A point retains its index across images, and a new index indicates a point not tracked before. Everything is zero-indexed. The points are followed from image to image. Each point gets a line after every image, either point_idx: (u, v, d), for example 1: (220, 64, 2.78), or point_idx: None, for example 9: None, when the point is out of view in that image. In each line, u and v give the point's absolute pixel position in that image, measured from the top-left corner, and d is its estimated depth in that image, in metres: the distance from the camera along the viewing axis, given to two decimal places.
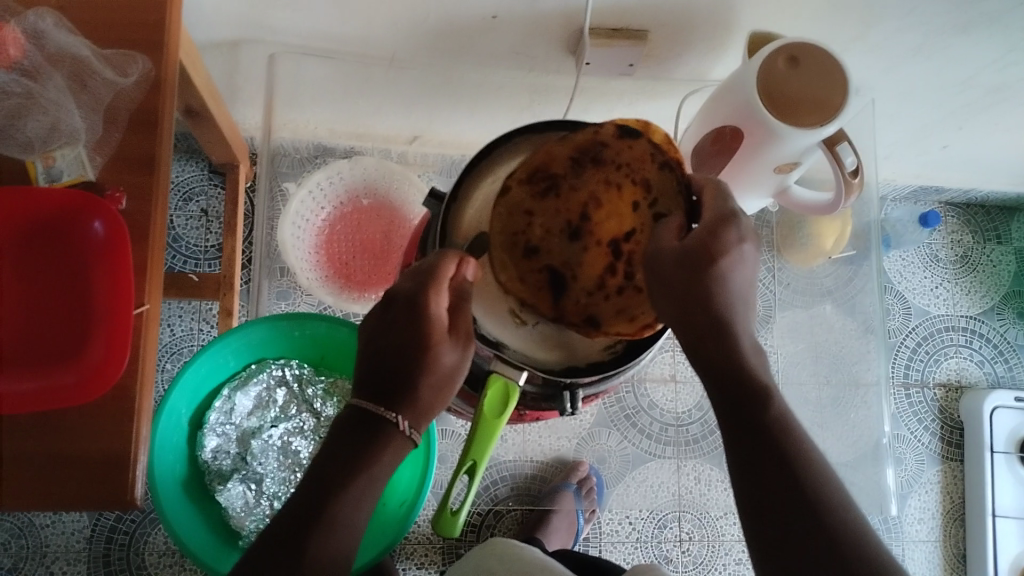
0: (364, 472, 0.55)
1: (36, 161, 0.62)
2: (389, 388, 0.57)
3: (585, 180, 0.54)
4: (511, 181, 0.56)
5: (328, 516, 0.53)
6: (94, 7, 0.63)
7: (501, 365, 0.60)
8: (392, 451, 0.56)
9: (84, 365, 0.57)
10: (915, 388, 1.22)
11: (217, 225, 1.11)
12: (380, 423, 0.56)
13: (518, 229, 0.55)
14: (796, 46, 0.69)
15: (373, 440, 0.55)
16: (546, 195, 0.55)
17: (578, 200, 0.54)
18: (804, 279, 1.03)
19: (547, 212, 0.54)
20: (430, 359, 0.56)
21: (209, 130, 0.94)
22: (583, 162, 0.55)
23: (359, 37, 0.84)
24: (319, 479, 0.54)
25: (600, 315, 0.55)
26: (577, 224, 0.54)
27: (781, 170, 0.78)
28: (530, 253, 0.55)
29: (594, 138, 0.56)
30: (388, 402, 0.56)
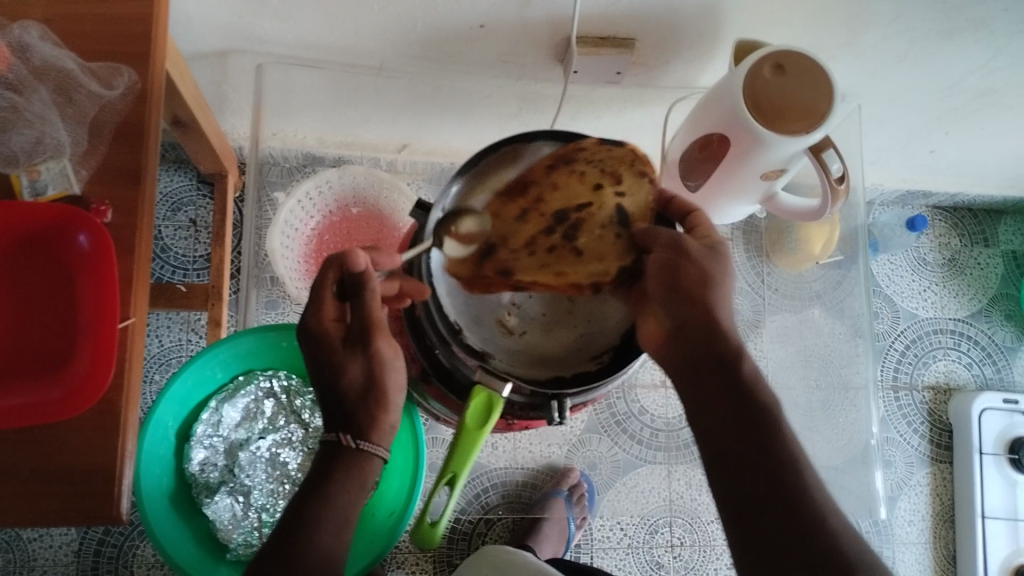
0: (335, 492, 0.59)
1: (22, 175, 0.62)
2: (337, 412, 0.62)
3: (554, 185, 0.65)
4: (490, 169, 0.65)
5: (305, 534, 0.57)
6: (79, 19, 0.62)
7: (484, 376, 0.63)
8: (347, 465, 0.60)
9: (70, 379, 0.57)
10: (903, 391, 1.23)
11: (206, 235, 1.11)
12: (334, 445, 0.61)
13: (482, 209, 0.65)
14: (783, 54, 0.70)
15: (330, 464, 0.60)
16: (514, 181, 0.65)
17: (545, 201, 0.65)
18: (792, 284, 1.05)
19: (515, 208, 0.64)
20: (344, 373, 0.61)
21: (197, 140, 0.94)
22: (557, 162, 0.65)
23: (348, 47, 0.84)
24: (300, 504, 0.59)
25: (522, 270, 0.65)
26: (531, 205, 0.64)
27: (769, 176, 0.78)
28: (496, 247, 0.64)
29: (575, 146, 0.65)
30: (335, 424, 0.61)
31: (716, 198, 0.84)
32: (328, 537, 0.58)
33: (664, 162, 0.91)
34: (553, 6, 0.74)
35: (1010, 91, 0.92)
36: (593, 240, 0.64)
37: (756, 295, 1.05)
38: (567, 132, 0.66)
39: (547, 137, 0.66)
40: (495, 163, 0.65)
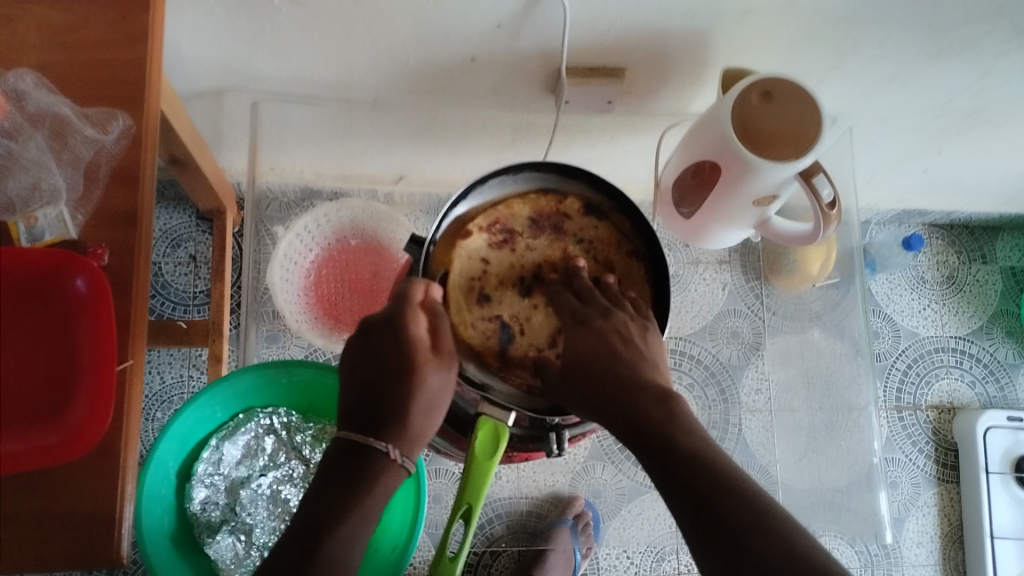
0: (359, 506, 0.53)
1: (19, 222, 0.62)
2: (372, 415, 0.56)
3: (540, 244, 0.67)
4: (472, 227, 0.66)
5: (320, 560, 0.51)
6: (75, 65, 0.63)
7: (489, 408, 0.60)
8: (387, 479, 0.55)
9: (67, 423, 0.57)
10: (907, 410, 1.22)
11: (206, 270, 1.12)
12: (372, 452, 0.55)
13: (472, 273, 0.66)
14: (767, 82, 0.70)
15: (369, 473, 0.54)
16: (501, 246, 0.67)
17: (531, 259, 0.67)
18: (790, 304, 1.09)
19: (501, 261, 0.66)
20: (416, 383, 0.57)
21: (195, 177, 0.95)
22: (542, 227, 0.68)
23: (342, 82, 0.85)
24: (313, 524, 0.52)
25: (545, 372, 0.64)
26: (529, 281, 0.66)
27: (761, 202, 0.78)
28: (488, 301, 0.66)
29: (559, 209, 0.69)
30: (376, 430, 0.56)
31: (710, 224, 0.85)
32: (342, 560, 0.52)
33: (658, 189, 0.91)
34: (541, 38, 0.75)
35: (999, 109, 0.93)
36: None
37: (757, 317, 1.13)
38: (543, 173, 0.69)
39: (531, 181, 0.68)
40: (481, 213, 0.67)
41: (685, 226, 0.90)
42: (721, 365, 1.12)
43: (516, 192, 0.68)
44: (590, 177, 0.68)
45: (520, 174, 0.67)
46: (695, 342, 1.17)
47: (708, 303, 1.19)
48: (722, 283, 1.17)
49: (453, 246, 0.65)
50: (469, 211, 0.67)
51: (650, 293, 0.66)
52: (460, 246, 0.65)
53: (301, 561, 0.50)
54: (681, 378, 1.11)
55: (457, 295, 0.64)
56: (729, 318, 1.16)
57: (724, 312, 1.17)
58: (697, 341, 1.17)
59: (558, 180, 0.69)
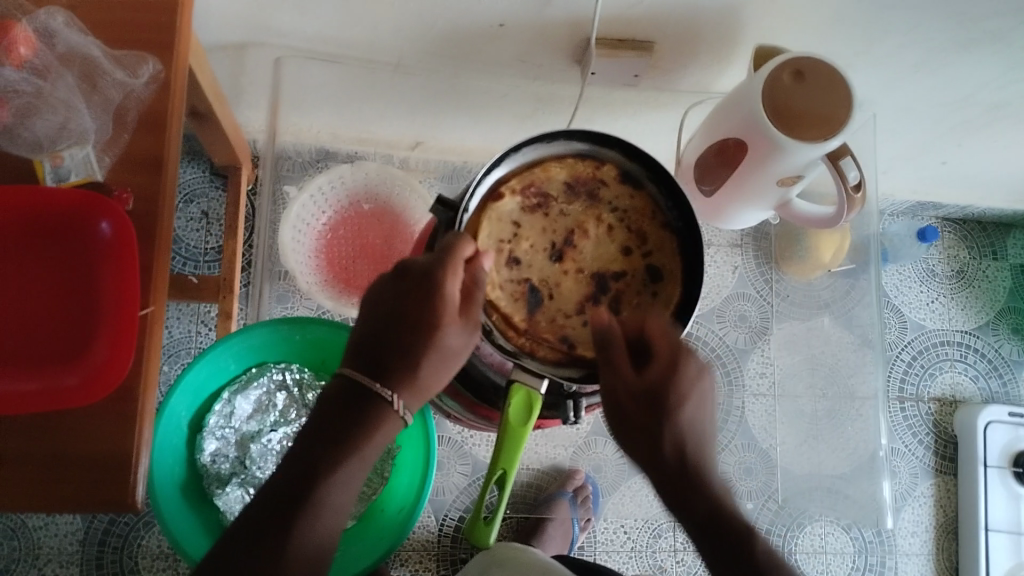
0: (355, 456, 0.54)
1: (44, 161, 0.60)
2: (385, 362, 0.56)
3: (574, 210, 0.63)
4: (505, 190, 0.62)
5: (315, 500, 0.53)
6: (104, 7, 0.62)
7: (521, 374, 0.59)
8: (383, 426, 0.55)
9: (88, 367, 0.56)
10: (910, 402, 1.22)
11: (218, 227, 1.11)
12: (376, 399, 0.55)
13: (505, 237, 0.61)
14: (801, 61, 0.69)
15: (367, 417, 0.55)
16: (534, 210, 0.62)
17: (564, 225, 0.63)
18: (801, 291, 1.11)
19: (533, 226, 0.62)
20: (432, 339, 0.55)
21: (213, 132, 0.94)
22: (577, 191, 0.63)
23: (366, 42, 0.84)
24: (308, 462, 0.54)
25: (574, 337, 0.61)
26: (560, 247, 0.62)
27: (784, 182, 0.78)
28: (515, 263, 0.61)
29: (596, 175, 0.64)
30: (385, 378, 0.55)
31: (730, 204, 0.85)
32: (334, 505, 0.54)
33: (678, 166, 0.91)
34: (572, 6, 0.74)
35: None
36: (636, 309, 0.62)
37: (765, 302, 1.16)
38: (578, 130, 0.63)
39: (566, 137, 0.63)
40: (516, 175, 0.62)
41: (705, 206, 0.90)
42: (727, 348, 1.14)
43: (551, 153, 0.64)
44: (632, 145, 0.64)
45: (556, 139, 0.62)
46: (701, 324, 1.17)
47: (717, 285, 1.19)
48: (732, 266, 1.19)
49: (483, 208, 0.61)
50: (504, 173, 0.63)
51: (682, 269, 0.63)
52: (492, 207, 0.61)
53: (297, 496, 0.53)
54: None
55: (487, 257, 0.60)
56: (738, 302, 1.17)
57: (732, 295, 1.17)
58: (704, 323, 1.17)
59: (595, 142, 0.64)
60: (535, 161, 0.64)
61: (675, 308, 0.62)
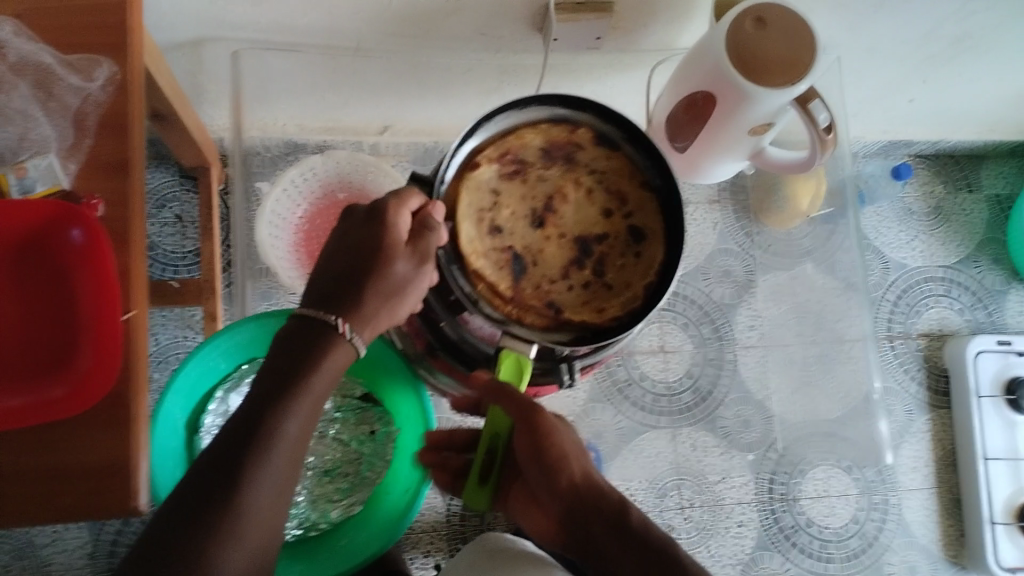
0: (299, 389, 0.54)
1: (8, 174, 0.60)
2: (337, 299, 0.57)
3: (552, 175, 0.62)
4: (481, 159, 0.61)
5: (266, 436, 0.53)
6: (52, 12, 0.61)
7: (511, 340, 0.60)
8: (329, 357, 0.56)
9: (76, 375, 0.56)
10: (899, 339, 1.23)
11: (194, 229, 1.10)
12: (323, 327, 0.56)
13: (485, 207, 0.61)
14: (762, 7, 0.69)
15: (313, 350, 0.55)
16: (512, 178, 0.62)
17: (543, 191, 0.62)
18: (782, 242, 1.13)
19: (512, 194, 0.62)
20: (381, 270, 0.56)
21: (178, 134, 0.92)
22: (554, 155, 0.63)
23: (324, 28, 0.83)
24: (257, 402, 0.54)
25: (560, 302, 0.61)
26: (540, 213, 0.62)
27: (756, 131, 0.78)
28: (497, 232, 0.61)
29: (572, 138, 0.63)
30: (334, 310, 0.57)
31: (703, 157, 0.85)
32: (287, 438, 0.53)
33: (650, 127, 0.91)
34: None
35: (984, 34, 0.93)
36: (621, 271, 0.62)
37: (748, 255, 1.14)
38: (551, 93, 0.63)
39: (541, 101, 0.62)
40: (492, 144, 0.62)
41: (680, 162, 0.90)
42: (714, 304, 1.13)
43: (525, 120, 0.63)
44: (606, 107, 0.63)
45: (529, 104, 0.62)
46: (686, 283, 1.13)
47: (699, 242, 1.14)
48: (713, 222, 1.15)
49: (460, 179, 0.60)
50: (478, 143, 0.62)
51: (664, 228, 0.63)
52: (469, 177, 0.61)
53: (244, 438, 0.52)
54: (673, 320, 1.12)
55: (468, 228, 0.60)
56: (722, 257, 1.14)
57: (717, 251, 1.14)
58: (689, 281, 1.13)
59: (570, 105, 0.63)
60: (511, 127, 0.63)
61: (659, 268, 0.62)
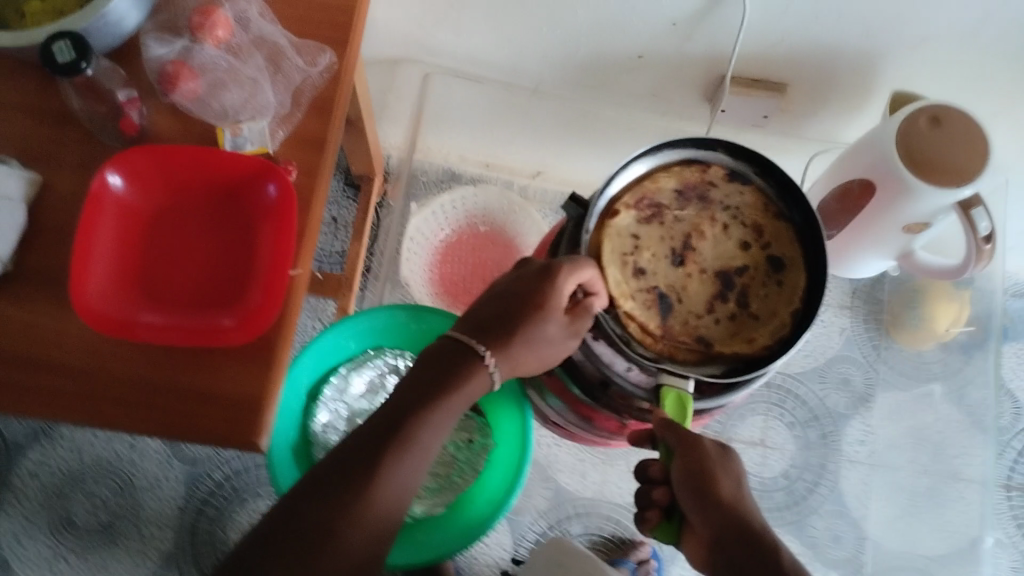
0: (443, 402, 0.57)
1: (226, 129, 0.67)
2: (488, 330, 0.60)
3: (687, 214, 0.64)
4: (618, 206, 0.63)
5: (405, 438, 0.55)
6: (296, 4, 0.70)
7: (669, 377, 0.60)
8: (473, 380, 0.59)
9: (244, 309, 0.63)
10: (1016, 491, 1.12)
11: (344, 232, 1.15)
12: (469, 352, 0.59)
13: (626, 250, 0.63)
14: (938, 108, 0.70)
15: (459, 369, 0.58)
16: (650, 220, 0.64)
17: (681, 230, 0.63)
18: (912, 361, 1.08)
19: (651, 235, 0.63)
20: (531, 323, 0.59)
21: (357, 140, 1.00)
22: (688, 196, 0.64)
23: (510, 64, 0.90)
24: (400, 406, 0.57)
25: (710, 335, 0.61)
26: (681, 251, 0.63)
27: (911, 229, 0.78)
28: (640, 273, 0.62)
29: (704, 178, 0.65)
30: (483, 338, 0.60)
31: (848, 246, 0.85)
32: (423, 445, 0.56)
33: None
34: (711, 44, 0.78)
35: None
36: (765, 300, 0.62)
37: (871, 367, 1.09)
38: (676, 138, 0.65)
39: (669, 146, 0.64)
40: (628, 191, 0.64)
41: None
42: (827, 411, 1.08)
43: (656, 166, 0.65)
44: (734, 145, 0.66)
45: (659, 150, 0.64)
46: (802, 382, 1.09)
47: (823, 346, 1.10)
48: (840, 327, 1.11)
49: (601, 226, 0.63)
50: (614, 192, 0.65)
51: (806, 257, 0.64)
52: (608, 225, 0.63)
53: (387, 435, 0.55)
54: (780, 414, 1.08)
55: (613, 272, 0.62)
56: (842, 363, 1.10)
57: (838, 357, 1.10)
58: (806, 381, 1.09)
59: (696, 148, 0.66)
60: (642, 175, 0.66)
61: (803, 295, 0.62)
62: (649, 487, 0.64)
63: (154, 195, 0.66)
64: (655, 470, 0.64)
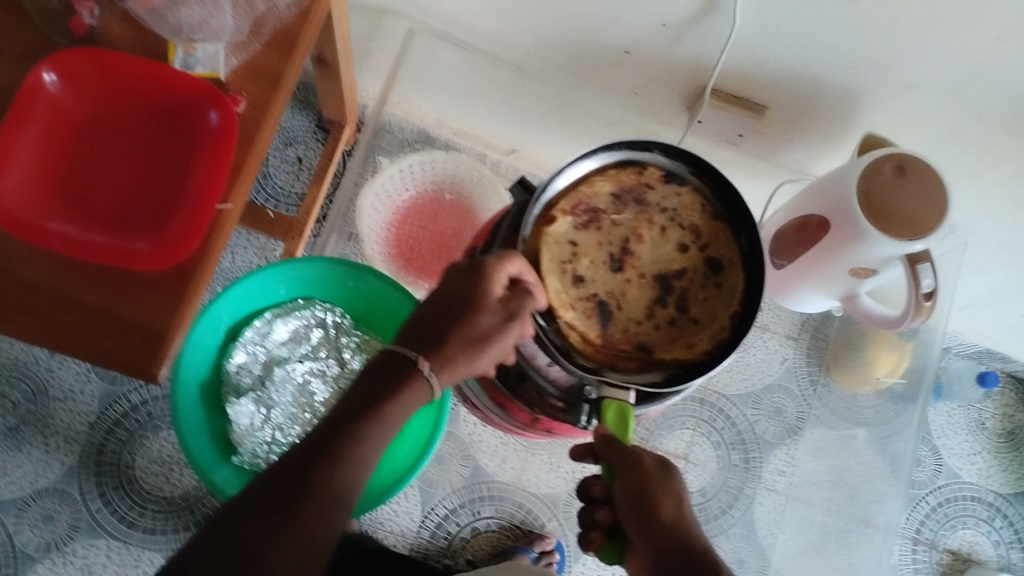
0: (379, 418, 0.53)
1: (178, 46, 0.65)
2: (427, 344, 0.57)
3: (625, 218, 0.62)
4: (555, 212, 0.61)
5: (339, 453, 0.51)
6: None
7: (608, 389, 0.59)
8: (410, 392, 0.55)
9: (164, 237, 0.62)
10: (923, 546, 1.14)
11: (307, 174, 1.11)
12: (409, 366, 0.56)
13: (564, 258, 0.60)
14: (907, 158, 0.69)
15: (396, 383, 0.55)
16: (587, 226, 0.61)
17: (619, 234, 0.61)
18: (843, 402, 1.09)
19: (590, 241, 0.61)
20: (464, 317, 0.57)
21: (331, 85, 0.97)
22: (625, 200, 0.62)
23: (498, 37, 0.88)
24: (335, 419, 0.53)
25: (650, 342, 0.60)
26: (619, 256, 0.61)
27: (858, 273, 0.78)
28: (579, 281, 0.60)
29: (640, 180, 0.63)
30: (422, 350, 0.57)
31: (797, 279, 0.85)
32: (357, 462, 0.52)
33: None
34: (698, 52, 0.77)
35: None
36: (704, 303, 0.61)
37: (804, 402, 1.10)
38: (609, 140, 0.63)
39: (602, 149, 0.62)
40: (564, 197, 0.62)
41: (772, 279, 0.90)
42: (754, 437, 1.08)
43: (591, 170, 0.63)
44: (670, 145, 0.63)
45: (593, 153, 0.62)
46: (736, 404, 1.09)
47: (762, 371, 1.10)
48: (782, 357, 1.11)
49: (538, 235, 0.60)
50: (550, 197, 0.62)
51: (745, 260, 0.62)
52: (546, 233, 0.60)
53: (321, 449, 0.51)
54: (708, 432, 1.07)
55: (552, 283, 0.60)
56: (777, 393, 1.10)
57: (774, 385, 1.10)
58: (739, 403, 1.09)
59: (629, 151, 0.63)
60: (577, 179, 0.63)
61: (741, 296, 0.61)
62: (592, 507, 0.62)
63: (97, 100, 0.65)
64: (598, 489, 0.62)
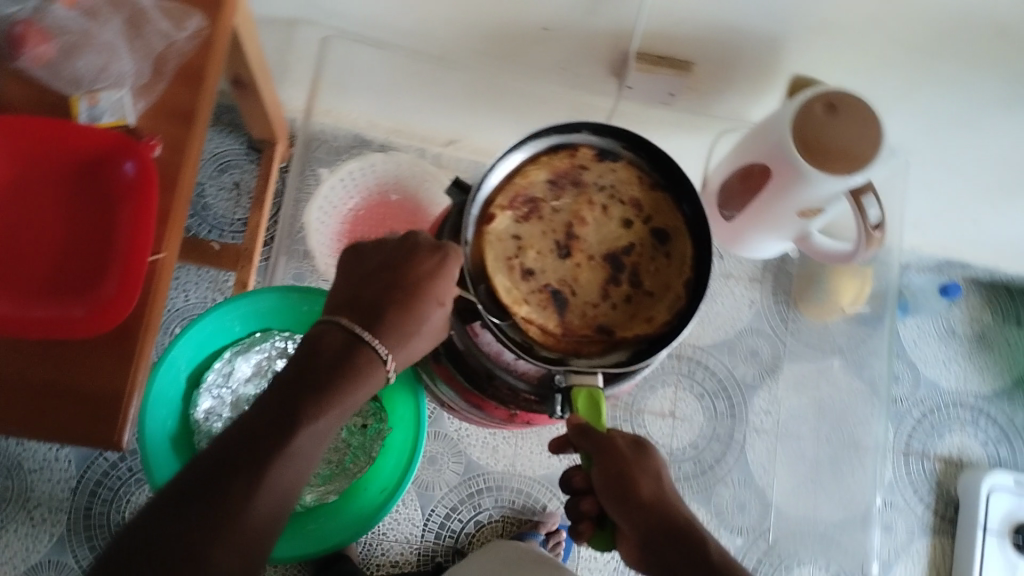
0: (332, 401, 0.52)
1: (81, 98, 0.63)
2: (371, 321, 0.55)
3: (565, 203, 0.61)
4: (493, 209, 0.60)
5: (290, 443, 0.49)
6: None
7: (577, 377, 0.58)
8: (362, 371, 0.54)
9: (99, 298, 0.60)
10: (914, 458, 1.15)
11: (246, 199, 1.09)
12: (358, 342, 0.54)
13: (510, 254, 0.60)
14: (835, 94, 0.69)
15: (345, 362, 0.53)
16: (528, 217, 0.61)
17: (561, 220, 0.61)
18: (816, 333, 1.09)
19: (534, 232, 0.60)
20: (417, 312, 0.56)
21: (254, 104, 0.95)
22: (562, 184, 0.62)
23: (417, 32, 0.87)
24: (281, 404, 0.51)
25: (610, 323, 0.60)
26: (564, 242, 0.60)
27: (805, 214, 0.78)
28: (529, 274, 0.60)
29: (574, 162, 0.62)
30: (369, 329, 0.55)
31: (748, 229, 0.86)
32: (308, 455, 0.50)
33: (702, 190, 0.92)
34: (615, 19, 0.76)
35: None
36: (657, 275, 0.61)
37: (779, 340, 1.11)
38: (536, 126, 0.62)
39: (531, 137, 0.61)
40: (499, 192, 0.61)
41: (726, 232, 0.90)
42: (734, 382, 1.10)
43: (522, 161, 0.62)
44: (597, 123, 0.63)
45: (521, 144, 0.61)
46: (711, 354, 1.11)
47: (732, 317, 1.12)
48: (750, 301, 1.12)
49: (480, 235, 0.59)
50: (486, 195, 0.61)
51: (689, 225, 0.62)
52: (487, 232, 0.59)
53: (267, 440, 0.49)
54: (689, 386, 1.09)
55: (502, 281, 0.59)
56: (750, 337, 1.11)
57: (746, 330, 1.11)
58: (714, 353, 1.11)
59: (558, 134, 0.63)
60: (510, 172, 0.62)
61: (692, 261, 0.61)
62: (579, 499, 0.63)
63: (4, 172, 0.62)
64: (580, 479, 0.64)
